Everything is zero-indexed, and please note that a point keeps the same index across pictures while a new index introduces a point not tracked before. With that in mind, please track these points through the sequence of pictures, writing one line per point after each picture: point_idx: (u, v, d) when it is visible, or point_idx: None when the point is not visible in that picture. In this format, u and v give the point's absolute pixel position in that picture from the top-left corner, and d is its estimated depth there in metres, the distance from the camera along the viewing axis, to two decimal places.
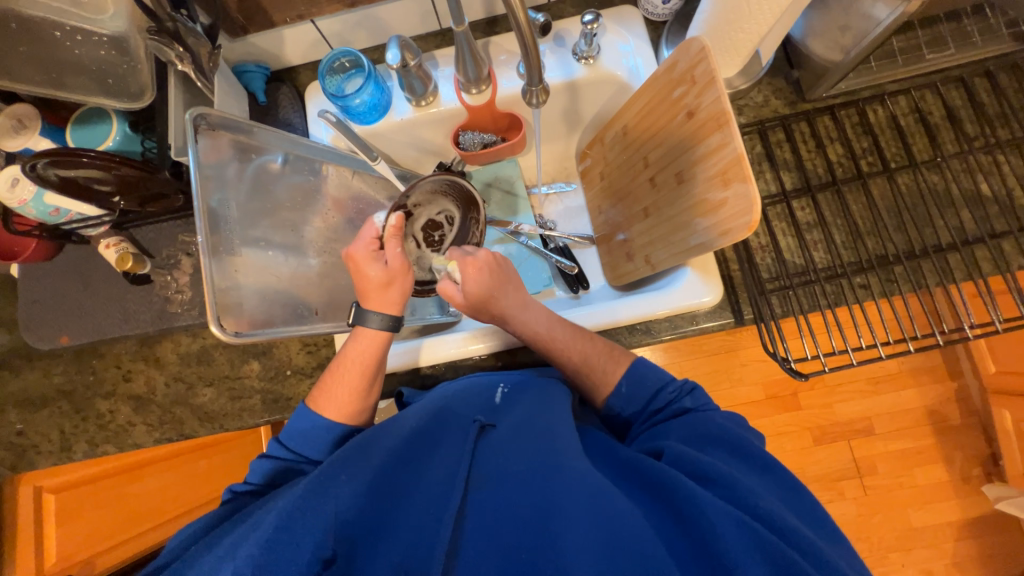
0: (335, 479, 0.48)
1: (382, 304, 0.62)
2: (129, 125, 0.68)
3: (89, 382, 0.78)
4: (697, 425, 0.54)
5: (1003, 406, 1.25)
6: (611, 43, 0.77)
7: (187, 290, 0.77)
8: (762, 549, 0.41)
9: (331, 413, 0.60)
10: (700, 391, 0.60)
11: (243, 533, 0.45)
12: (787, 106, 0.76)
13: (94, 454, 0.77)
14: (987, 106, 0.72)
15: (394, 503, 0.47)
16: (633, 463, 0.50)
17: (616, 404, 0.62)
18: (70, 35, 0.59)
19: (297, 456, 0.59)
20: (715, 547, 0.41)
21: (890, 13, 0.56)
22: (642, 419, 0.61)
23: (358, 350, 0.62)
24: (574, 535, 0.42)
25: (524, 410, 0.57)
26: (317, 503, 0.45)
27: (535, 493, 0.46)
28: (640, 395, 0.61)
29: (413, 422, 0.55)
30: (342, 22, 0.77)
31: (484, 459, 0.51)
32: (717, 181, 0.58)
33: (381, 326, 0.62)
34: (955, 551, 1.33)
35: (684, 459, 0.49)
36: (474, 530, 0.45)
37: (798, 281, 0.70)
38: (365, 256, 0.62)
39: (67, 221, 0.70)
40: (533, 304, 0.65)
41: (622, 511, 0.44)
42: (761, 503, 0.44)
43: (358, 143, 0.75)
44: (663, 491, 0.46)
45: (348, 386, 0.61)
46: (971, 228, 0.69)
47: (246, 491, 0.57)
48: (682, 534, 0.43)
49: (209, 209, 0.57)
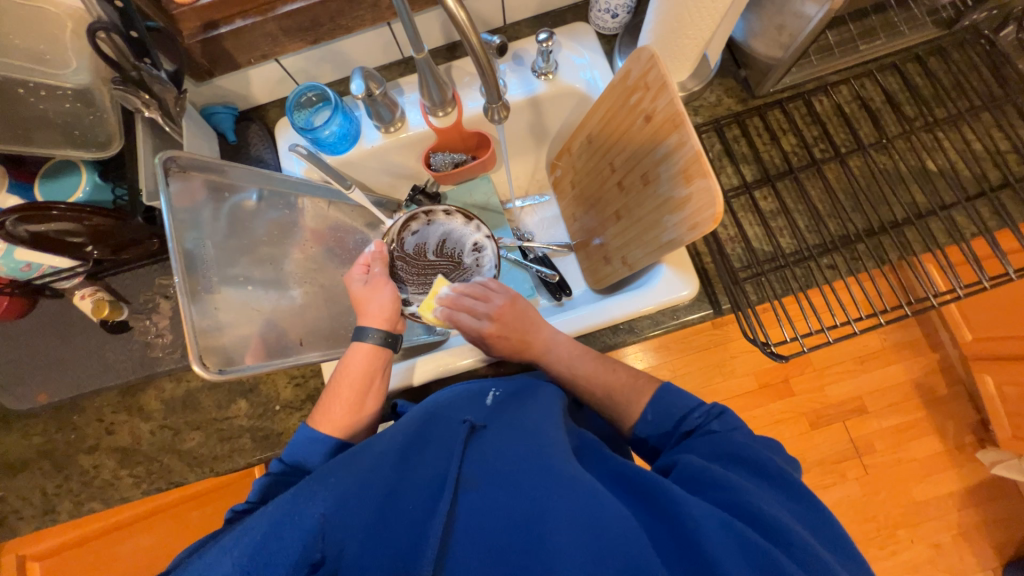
0: (323, 482, 0.47)
1: (371, 317, 0.65)
2: (99, 175, 0.69)
3: (70, 439, 0.76)
4: (720, 444, 0.53)
5: (985, 371, 1.28)
6: (567, 58, 0.81)
7: (168, 334, 0.77)
8: (749, 552, 0.41)
9: (325, 428, 0.60)
10: (728, 414, 0.56)
11: (215, 549, 0.43)
12: (739, 103, 0.80)
13: (80, 514, 0.74)
14: (922, 89, 0.77)
15: (384, 509, 0.46)
16: (621, 470, 0.51)
17: (642, 433, 0.61)
18: (34, 92, 0.59)
19: (289, 467, 0.57)
20: (698, 544, 0.41)
21: (819, 9, 0.60)
22: (666, 442, 0.59)
23: (349, 366, 0.62)
24: (563, 536, 0.42)
25: (516, 411, 0.57)
26: (304, 505, 0.45)
27: (528, 497, 0.46)
28: (665, 422, 0.59)
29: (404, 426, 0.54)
30: (306, 59, 0.79)
31: (472, 460, 0.50)
32: (680, 179, 0.60)
33: (379, 340, 0.63)
34: (960, 521, 1.34)
35: (693, 470, 0.49)
36: (467, 532, 0.45)
37: (769, 267, 0.73)
38: (354, 275, 0.69)
39: (38, 276, 0.70)
40: (560, 339, 0.68)
41: (610, 510, 0.44)
42: (765, 511, 0.44)
43: (333, 173, 0.78)
44: (648, 489, 0.47)
45: (343, 401, 0.61)
46: (922, 202, 0.73)
47: (243, 510, 0.54)
48: (666, 530, 0.44)
49: (184, 250, 0.56)
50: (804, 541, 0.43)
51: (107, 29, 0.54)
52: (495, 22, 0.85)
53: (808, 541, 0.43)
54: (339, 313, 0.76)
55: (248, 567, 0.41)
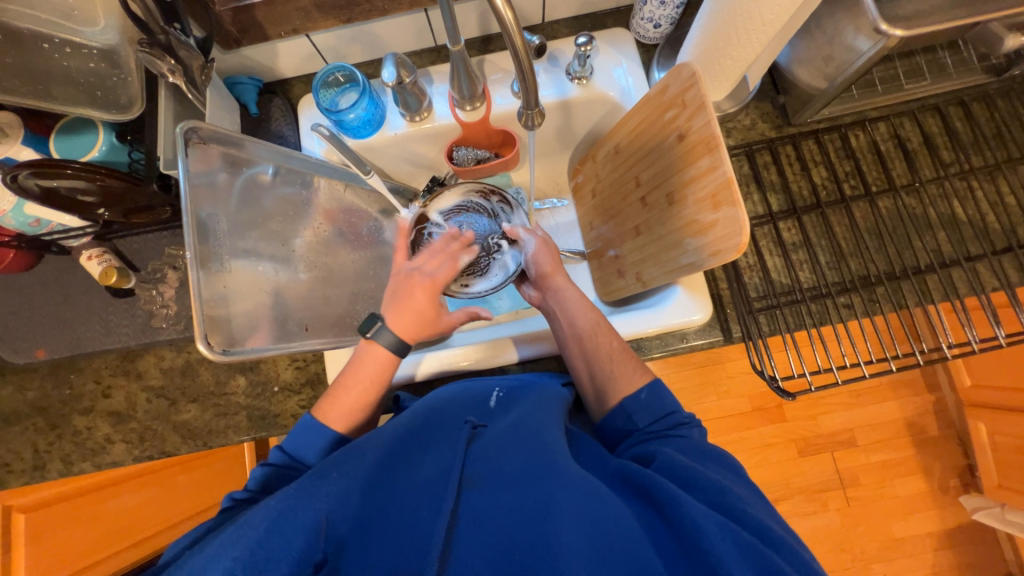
0: (325, 477, 0.47)
1: (397, 323, 0.62)
2: (116, 136, 0.67)
3: (66, 398, 0.75)
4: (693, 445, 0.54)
5: (979, 419, 1.28)
6: (604, 65, 0.79)
7: (173, 304, 0.76)
8: (747, 554, 0.41)
9: (337, 425, 0.59)
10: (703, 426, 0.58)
11: (216, 542, 0.44)
12: (774, 129, 0.79)
13: (69, 474, 0.74)
14: (961, 133, 0.76)
15: (386, 508, 0.46)
16: (621, 472, 0.50)
17: (630, 407, 0.58)
18: (59, 48, 0.57)
19: (291, 459, 0.57)
20: (699, 546, 0.41)
21: (872, 46, 0.58)
22: (648, 430, 0.57)
23: (364, 364, 0.61)
24: (568, 537, 0.42)
25: (518, 411, 0.56)
26: (306, 501, 0.45)
27: (530, 496, 0.45)
28: (655, 408, 0.58)
29: (405, 420, 0.55)
30: (337, 37, 0.77)
31: (474, 459, 0.50)
32: (707, 204, 0.59)
33: (394, 346, 0.62)
34: (934, 561, 1.35)
35: (673, 467, 0.49)
36: (469, 533, 0.44)
37: (784, 300, 0.72)
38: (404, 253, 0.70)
39: (47, 232, 0.70)
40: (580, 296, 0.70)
41: (612, 516, 0.44)
42: (752, 513, 0.44)
43: (353, 158, 0.72)
44: (646, 491, 0.46)
45: (356, 398, 0.60)
46: (947, 249, 0.72)
47: (244, 498, 0.54)
48: (668, 533, 0.44)
49: (198, 220, 0.56)
50: (795, 548, 0.43)
51: None
52: (533, 19, 0.83)
53: (797, 548, 0.43)
54: (347, 302, 0.75)
55: (250, 565, 0.41)
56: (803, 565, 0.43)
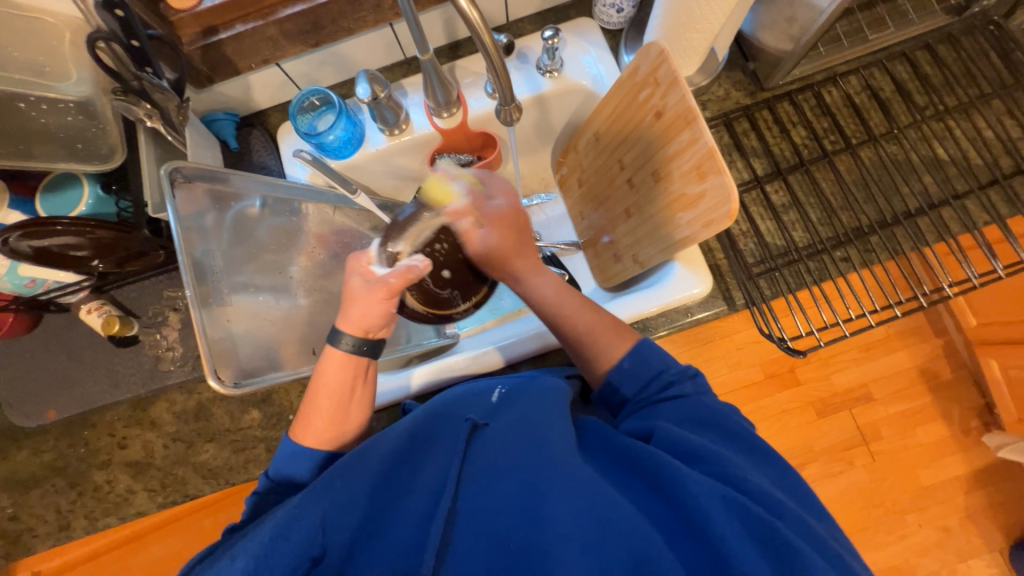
0: (328, 487, 0.47)
1: (351, 321, 0.57)
2: (101, 187, 0.67)
3: (83, 455, 0.75)
4: (688, 408, 0.53)
5: (990, 356, 1.28)
6: (573, 56, 0.80)
7: (178, 346, 0.76)
8: (751, 528, 0.41)
9: (310, 441, 0.57)
10: (700, 376, 0.57)
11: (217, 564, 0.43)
12: (748, 96, 0.79)
13: (95, 529, 0.74)
14: (932, 77, 0.77)
15: (388, 511, 0.47)
16: (624, 450, 0.50)
17: (614, 379, 0.58)
18: (34, 106, 0.59)
19: (274, 482, 0.55)
20: (705, 531, 0.41)
21: (832, 1, 0.59)
22: (638, 399, 0.57)
23: (326, 374, 0.58)
24: (566, 528, 0.43)
25: (519, 406, 0.54)
26: (306, 509, 0.45)
27: (527, 490, 0.46)
28: (641, 374, 0.57)
29: (406, 423, 0.53)
30: (307, 62, 0.77)
31: (476, 457, 0.50)
32: (692, 175, 0.60)
33: (354, 349, 0.58)
34: (966, 504, 1.36)
35: (672, 441, 0.49)
36: (467, 526, 0.45)
37: (783, 262, 0.73)
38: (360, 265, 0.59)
39: (44, 291, 0.69)
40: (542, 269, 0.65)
41: (612, 503, 0.44)
42: (752, 481, 0.45)
43: (337, 177, 0.73)
44: (647, 468, 0.47)
45: (323, 413, 0.57)
46: (935, 191, 0.73)
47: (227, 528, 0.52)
48: (668, 510, 0.44)
49: (193, 259, 0.57)
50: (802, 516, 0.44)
51: (108, 38, 0.53)
52: (498, 20, 0.84)
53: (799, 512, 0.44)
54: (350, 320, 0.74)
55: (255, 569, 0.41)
56: (811, 533, 0.43)
